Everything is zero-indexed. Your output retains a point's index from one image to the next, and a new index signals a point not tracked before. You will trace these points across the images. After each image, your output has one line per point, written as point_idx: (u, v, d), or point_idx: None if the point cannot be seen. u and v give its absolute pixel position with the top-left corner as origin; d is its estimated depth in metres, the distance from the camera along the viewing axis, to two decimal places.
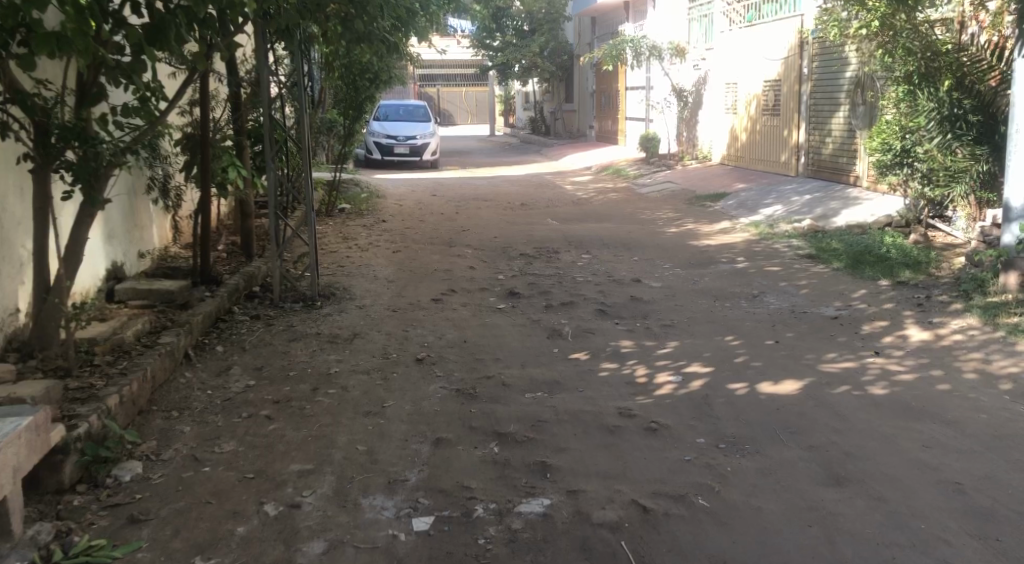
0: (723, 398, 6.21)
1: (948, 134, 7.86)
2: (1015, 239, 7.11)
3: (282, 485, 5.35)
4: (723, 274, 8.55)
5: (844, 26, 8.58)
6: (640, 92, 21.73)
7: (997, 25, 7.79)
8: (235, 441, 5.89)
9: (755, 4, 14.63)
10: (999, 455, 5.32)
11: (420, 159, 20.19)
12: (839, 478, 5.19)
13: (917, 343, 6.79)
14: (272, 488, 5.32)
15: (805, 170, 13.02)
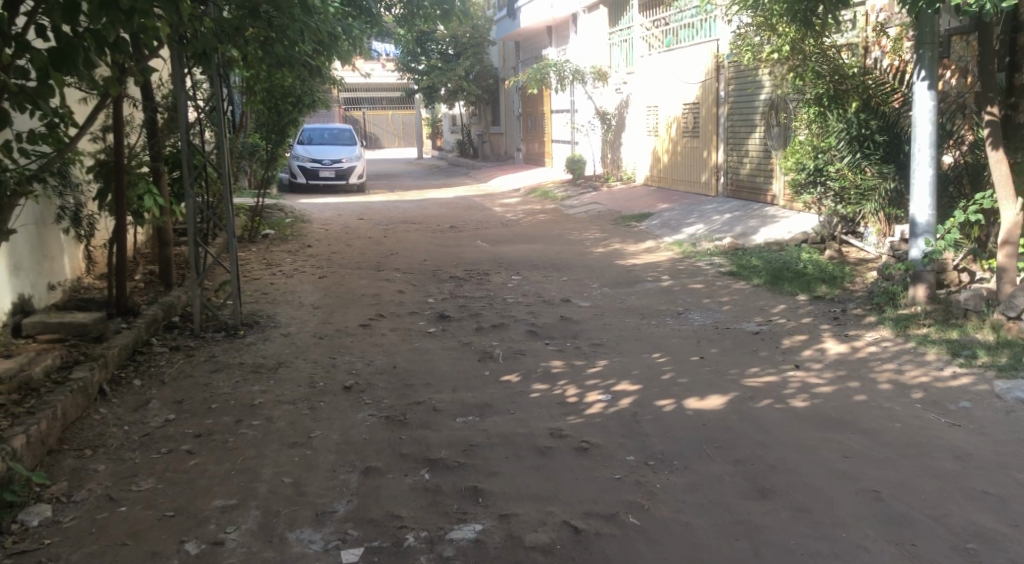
0: (650, 416, 6.30)
1: (857, 154, 8.13)
2: (921, 254, 7.37)
3: (204, 522, 5.18)
4: (649, 292, 8.71)
5: (756, 51, 8.94)
6: (564, 116, 22.10)
7: (898, 50, 8.31)
8: (154, 478, 5.68)
9: (672, 30, 15.01)
10: (911, 462, 5.52)
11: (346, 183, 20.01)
12: (763, 490, 5.31)
13: (835, 356, 7.03)
14: (194, 525, 5.15)
15: (724, 191, 13.40)
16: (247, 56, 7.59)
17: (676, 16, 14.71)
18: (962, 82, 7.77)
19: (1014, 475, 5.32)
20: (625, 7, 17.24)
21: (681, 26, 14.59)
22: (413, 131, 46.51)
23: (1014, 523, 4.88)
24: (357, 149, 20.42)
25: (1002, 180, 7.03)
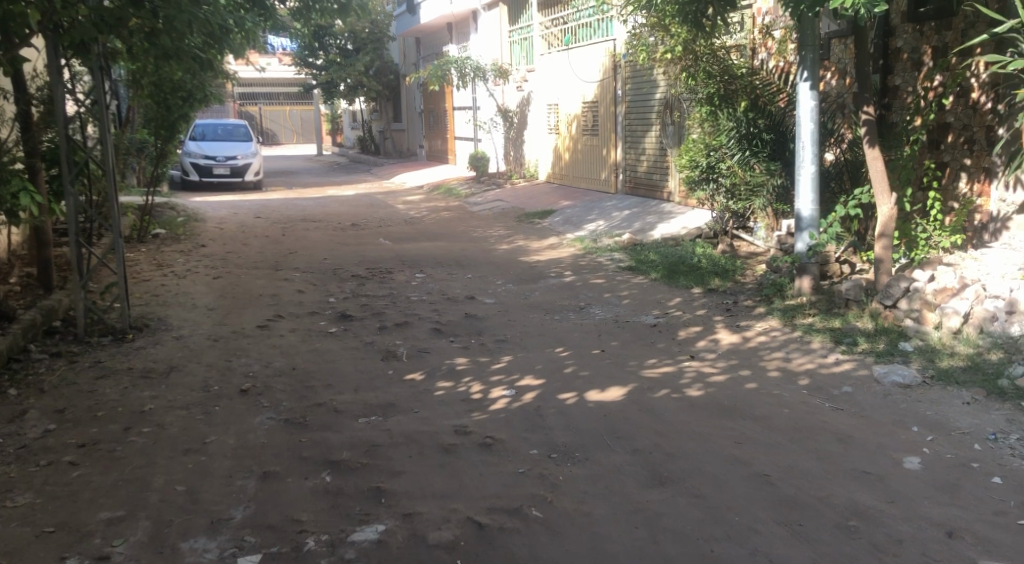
0: (553, 409, 6.38)
1: (746, 152, 8.44)
2: (806, 247, 7.72)
3: (88, 536, 4.95)
4: (552, 288, 8.82)
5: (651, 51, 9.20)
6: (466, 113, 22.03)
7: (783, 52, 8.79)
8: (33, 493, 5.38)
9: (570, 28, 15.24)
10: (798, 445, 5.77)
11: (241, 180, 19.44)
12: (660, 478, 5.46)
13: (728, 346, 7.27)
14: (77, 540, 4.91)
15: (623, 187, 13.69)
16: (131, 48, 7.25)
17: (574, 15, 14.93)
18: (842, 83, 8.30)
19: (892, 454, 5.60)
20: (525, 6, 17.37)
21: (579, 25, 14.85)
22: (313, 126, 45.67)
23: (891, 499, 5.13)
24: (253, 145, 19.85)
25: (878, 176, 7.35)
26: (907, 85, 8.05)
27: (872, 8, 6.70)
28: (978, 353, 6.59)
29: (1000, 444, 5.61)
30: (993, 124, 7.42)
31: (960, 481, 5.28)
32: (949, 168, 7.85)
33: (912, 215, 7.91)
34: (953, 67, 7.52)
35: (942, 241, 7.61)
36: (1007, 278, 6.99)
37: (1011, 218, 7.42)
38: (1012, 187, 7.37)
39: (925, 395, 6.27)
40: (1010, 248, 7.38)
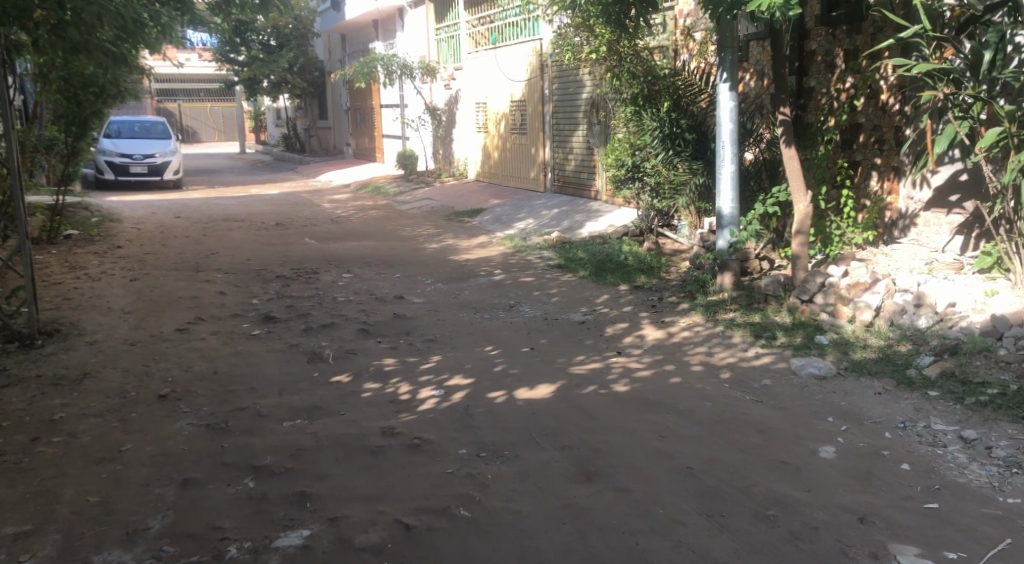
0: (482, 408, 6.22)
1: (669, 151, 8.58)
2: (727, 244, 7.87)
3: None
4: (483, 287, 8.78)
5: (576, 50, 9.34)
6: (393, 110, 21.72)
7: (704, 53, 9.06)
8: None
9: (497, 27, 15.20)
10: (719, 439, 5.60)
11: (161, 179, 18.81)
12: (587, 473, 5.27)
13: (653, 342, 7.27)
14: None
15: (552, 186, 13.79)
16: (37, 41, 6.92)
17: (500, 15, 14.90)
18: (759, 84, 8.72)
19: (809, 444, 5.48)
20: (449, 5, 17.31)
21: (506, 24, 14.80)
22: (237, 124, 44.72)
23: (807, 488, 4.99)
24: (173, 143, 19.23)
25: (793, 174, 7.54)
26: (821, 86, 8.32)
27: (786, 11, 6.54)
28: (888, 345, 6.60)
29: (909, 431, 5.54)
30: (900, 125, 7.73)
31: (872, 468, 5.17)
32: (861, 168, 8.15)
33: (827, 213, 8.13)
34: (864, 69, 7.80)
35: (855, 237, 7.88)
36: (915, 273, 7.30)
37: (918, 216, 7.79)
38: (918, 187, 7.74)
39: (840, 386, 6.21)
40: (918, 244, 7.76)
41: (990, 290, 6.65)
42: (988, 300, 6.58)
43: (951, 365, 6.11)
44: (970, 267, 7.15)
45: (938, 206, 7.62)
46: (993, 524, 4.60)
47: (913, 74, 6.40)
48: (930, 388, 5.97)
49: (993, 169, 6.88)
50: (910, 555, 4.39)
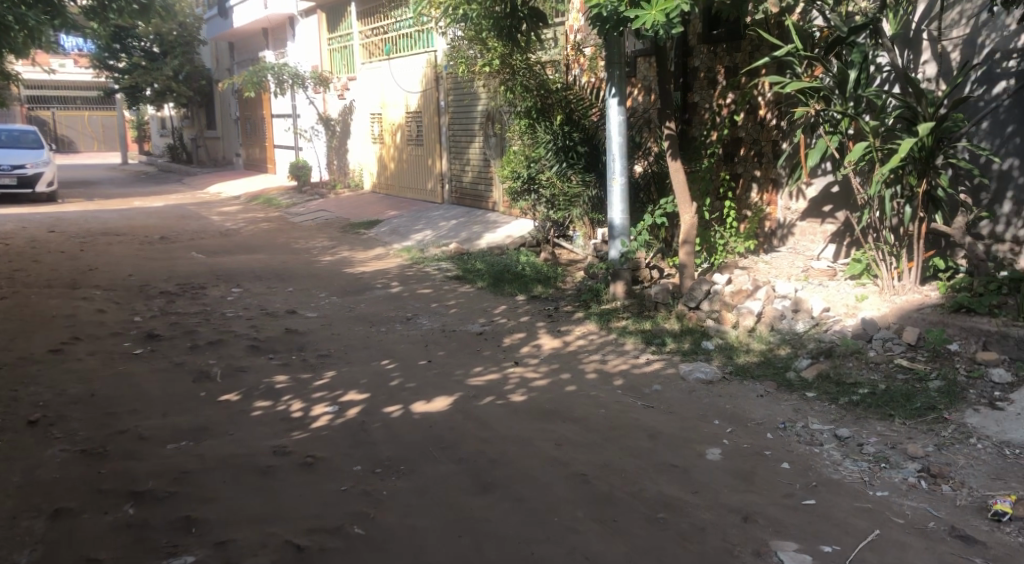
0: (378, 423, 5.90)
1: (562, 163, 8.76)
2: (618, 254, 8.07)
3: None
4: (379, 299, 8.73)
5: (470, 63, 9.46)
6: (284, 121, 21.29)
7: (594, 69, 9.38)
8: None
9: (390, 38, 15.04)
10: (615, 444, 5.56)
11: (32, 191, 17.87)
12: (484, 484, 5.11)
13: (549, 351, 7.25)
14: None
15: (449, 198, 13.84)
16: None
17: (393, 26, 14.75)
18: (646, 99, 9.05)
19: (696, 446, 5.51)
20: (343, 14, 17.08)
21: (400, 36, 14.66)
22: (116, 133, 42.85)
23: (695, 490, 5.02)
24: (44, 153, 18.32)
25: (680, 188, 7.78)
26: (704, 102, 8.65)
27: (670, 31, 6.44)
28: (770, 349, 6.77)
29: (789, 431, 5.64)
30: (778, 140, 8.06)
31: (755, 468, 5.23)
32: (742, 180, 8.48)
33: (711, 223, 8.43)
34: (743, 86, 8.14)
35: (737, 246, 8.21)
36: (792, 280, 7.60)
37: (795, 225, 8.14)
38: (794, 199, 8.10)
39: (725, 389, 6.31)
40: (795, 253, 8.10)
41: (859, 295, 6.99)
42: (857, 305, 6.91)
43: (826, 367, 6.28)
44: (842, 274, 7.47)
45: (813, 217, 7.99)
46: (864, 517, 4.69)
47: (786, 91, 6.61)
48: (807, 389, 6.12)
49: (862, 181, 7.09)
50: (790, 551, 4.46)
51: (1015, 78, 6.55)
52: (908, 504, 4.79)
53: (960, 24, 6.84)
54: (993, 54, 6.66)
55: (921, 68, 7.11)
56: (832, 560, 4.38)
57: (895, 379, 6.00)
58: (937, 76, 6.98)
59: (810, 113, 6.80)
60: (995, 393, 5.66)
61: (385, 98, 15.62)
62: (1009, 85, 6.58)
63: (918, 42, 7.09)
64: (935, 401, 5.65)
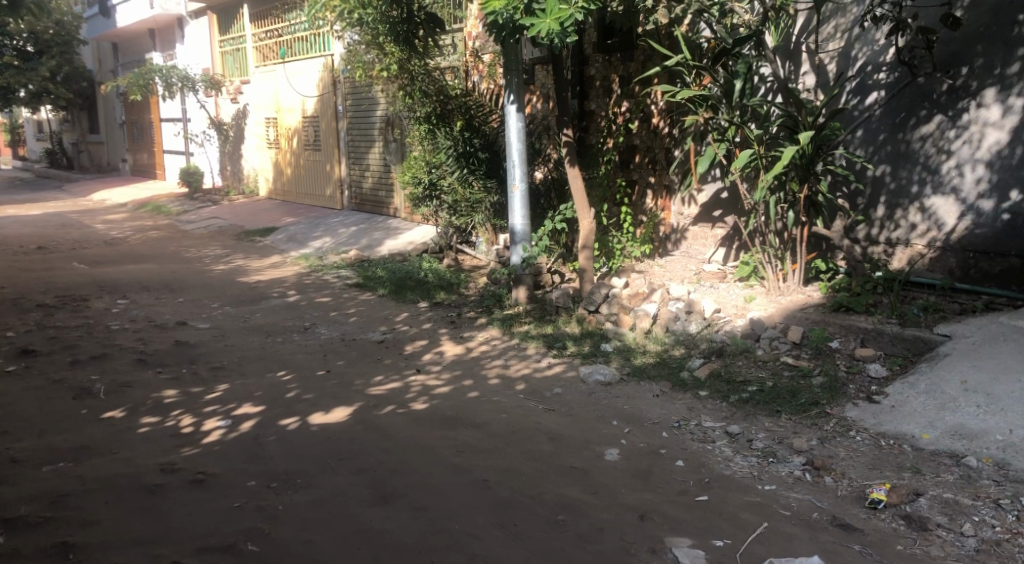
0: (273, 437, 5.82)
1: (464, 169, 8.88)
2: (520, 259, 8.14)
3: None
4: (275, 308, 8.62)
5: (367, 67, 9.45)
6: (174, 125, 20.75)
7: (493, 76, 9.50)
8: None
9: (285, 41, 14.92)
10: (516, 449, 5.62)
11: None
12: (383, 494, 5.09)
13: (451, 358, 7.26)
14: None
15: (349, 204, 13.75)
16: None
17: (287, 28, 14.54)
18: (544, 106, 9.27)
19: (595, 448, 5.62)
20: (235, 16, 16.78)
21: (294, 39, 14.55)
22: None
23: (594, 491, 5.11)
24: None
25: (577, 194, 7.89)
26: (600, 109, 8.86)
27: (564, 39, 6.56)
28: (665, 349, 6.95)
29: (683, 430, 5.80)
30: (670, 147, 8.29)
31: (651, 467, 5.37)
32: (637, 186, 8.70)
33: (608, 229, 8.60)
34: (636, 94, 8.37)
35: (635, 250, 8.38)
36: (685, 282, 7.82)
37: (687, 229, 8.37)
38: (687, 204, 8.34)
39: (623, 390, 6.45)
40: (688, 257, 8.34)
41: (747, 296, 7.28)
42: (746, 305, 7.19)
43: (717, 366, 6.48)
44: (732, 276, 7.74)
45: (704, 221, 8.23)
46: (753, 510, 4.86)
47: (676, 100, 6.84)
48: (700, 388, 6.30)
49: (749, 187, 7.37)
50: (683, 547, 4.58)
51: (885, 89, 6.92)
52: (793, 496, 4.98)
53: (835, 37, 7.18)
54: (865, 66, 7.02)
55: (801, 79, 7.42)
56: (723, 554, 4.53)
57: (781, 376, 6.24)
58: (816, 86, 7.30)
59: (700, 121, 7.03)
60: (872, 387, 5.94)
61: (280, 101, 15.37)
62: (880, 96, 6.95)
63: (798, 54, 7.40)
64: (819, 396, 5.90)
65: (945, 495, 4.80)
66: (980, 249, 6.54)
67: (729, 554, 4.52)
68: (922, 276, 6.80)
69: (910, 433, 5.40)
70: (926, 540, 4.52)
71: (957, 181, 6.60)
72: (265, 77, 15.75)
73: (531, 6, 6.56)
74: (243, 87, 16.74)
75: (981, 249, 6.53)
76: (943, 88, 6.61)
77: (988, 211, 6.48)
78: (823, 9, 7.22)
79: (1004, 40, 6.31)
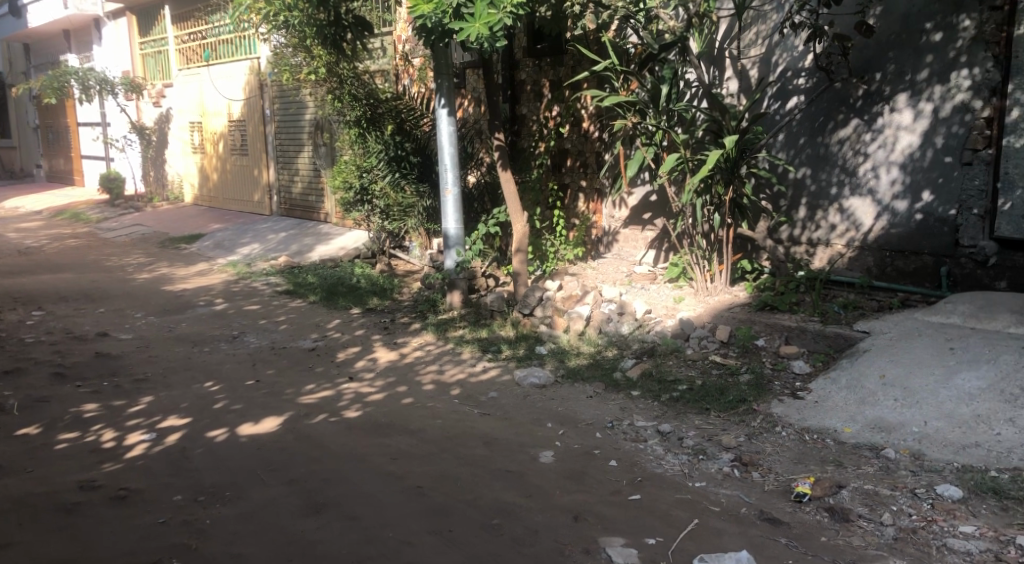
0: (200, 449, 5.74)
1: (396, 173, 8.90)
2: (454, 263, 8.17)
3: None
4: (201, 318, 8.49)
5: (294, 70, 9.41)
6: (93, 130, 20.27)
7: (424, 79, 9.50)
8: None
9: (210, 44, 14.70)
10: (450, 454, 5.63)
11: None
12: (315, 505, 5.06)
13: (385, 364, 7.25)
14: None
15: (278, 209, 13.63)
16: None
17: (211, 31, 14.33)
18: (476, 110, 9.38)
19: (529, 451, 5.66)
20: (157, 18, 16.49)
21: (219, 41, 14.36)
22: None
23: (529, 494, 5.15)
24: None
25: (509, 195, 7.95)
26: (532, 114, 8.95)
27: (493, 44, 6.60)
28: (598, 351, 7.03)
29: (616, 430, 5.88)
30: (601, 151, 8.41)
31: (585, 468, 5.43)
32: (570, 190, 8.81)
33: (542, 232, 8.57)
34: (567, 99, 8.47)
35: (567, 253, 8.44)
36: (617, 284, 7.92)
37: (618, 232, 8.50)
38: (618, 207, 8.46)
39: (557, 392, 6.50)
40: (620, 259, 8.46)
41: (677, 296, 7.42)
42: (676, 305, 7.32)
43: (649, 366, 6.58)
44: (662, 277, 7.86)
45: (634, 224, 8.36)
46: (683, 508, 4.95)
47: (605, 104, 6.93)
48: (632, 388, 6.40)
49: (676, 189, 7.50)
50: (617, 546, 4.64)
51: (805, 94, 7.11)
52: (722, 492, 5.09)
53: (757, 44, 7.37)
54: (785, 72, 7.21)
55: (725, 84, 7.60)
56: (655, 551, 4.60)
57: (710, 375, 6.37)
58: (738, 91, 7.49)
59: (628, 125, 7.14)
60: (796, 383, 6.12)
61: (205, 105, 15.14)
62: (800, 101, 7.14)
63: (722, 60, 7.59)
64: (746, 393, 6.05)
65: (865, 487, 4.96)
66: (896, 248, 6.78)
67: (661, 551, 4.59)
68: (842, 274, 7.02)
69: (832, 427, 5.56)
70: (849, 530, 4.66)
71: (873, 183, 6.82)
72: (189, 80, 15.50)
73: (459, 10, 6.59)
74: (165, 90, 16.43)
75: (897, 248, 6.77)
76: (858, 93, 6.82)
77: (902, 211, 6.70)
78: (744, 16, 7.40)
79: (914, 47, 6.53)
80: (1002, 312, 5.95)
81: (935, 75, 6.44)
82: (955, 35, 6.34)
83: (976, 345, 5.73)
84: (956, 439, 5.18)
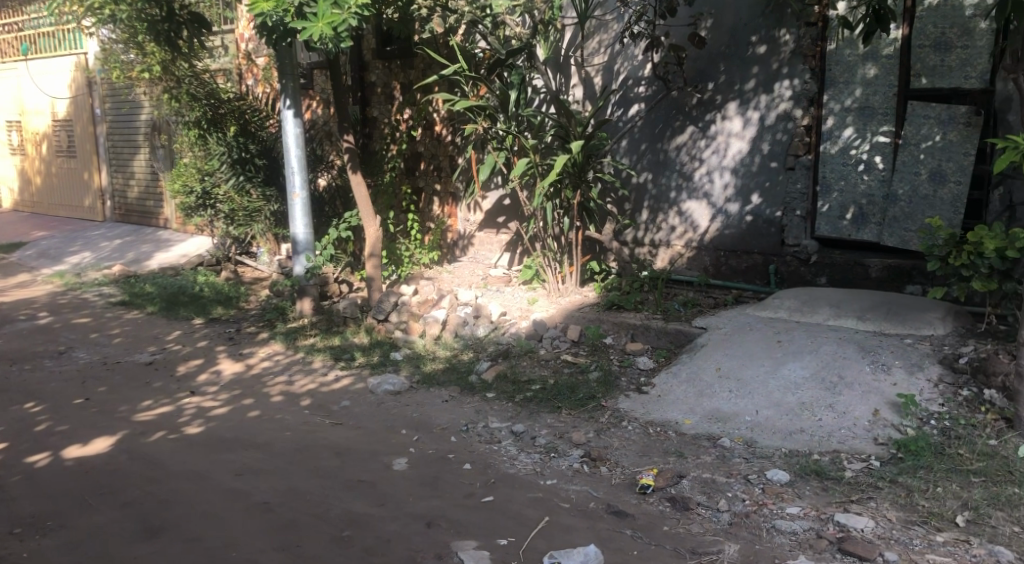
0: (19, 476, 5.46)
1: (240, 176, 8.73)
2: (303, 270, 8.00)
3: None
4: (23, 333, 8.05)
5: (126, 68, 9.21)
6: None
7: (269, 78, 9.55)
8: None
9: (25, 36, 13.76)
10: (299, 467, 5.56)
11: None
12: (151, 528, 4.90)
13: (230, 376, 7.07)
14: None
15: (113, 215, 13.09)
16: None
17: (26, 24, 13.46)
18: (325, 112, 9.35)
19: (382, 459, 5.66)
20: None
21: (37, 35, 13.53)
22: None
23: (380, 503, 5.15)
24: None
25: (362, 200, 7.91)
26: (383, 117, 8.98)
27: (338, 44, 6.54)
28: (454, 354, 7.08)
29: (470, 433, 5.95)
30: (455, 154, 8.50)
31: (438, 473, 5.47)
32: (424, 194, 8.86)
33: (396, 237, 8.61)
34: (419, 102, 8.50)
35: (422, 257, 8.47)
36: (473, 287, 8.00)
37: (473, 235, 8.59)
38: (472, 211, 8.55)
39: (412, 398, 6.52)
40: (475, 262, 8.54)
41: (530, 299, 7.56)
42: (529, 307, 7.46)
43: (503, 368, 6.69)
44: (516, 280, 8.01)
45: (489, 227, 8.47)
46: (535, 507, 5.06)
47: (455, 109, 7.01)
48: (487, 390, 6.48)
49: (528, 194, 7.64)
50: (469, 550, 4.70)
51: (645, 101, 7.41)
52: (572, 489, 5.23)
53: (600, 52, 7.62)
54: (626, 80, 7.49)
55: (572, 90, 7.84)
56: (505, 552, 4.67)
57: (562, 373, 6.54)
58: (584, 98, 7.74)
59: (479, 130, 7.25)
60: (641, 378, 6.39)
61: (24, 103, 14.31)
62: (641, 109, 7.43)
63: (568, 67, 7.81)
64: (595, 390, 6.24)
65: (703, 476, 5.19)
66: (730, 248, 7.13)
67: (511, 552, 4.68)
68: (682, 273, 7.33)
69: (674, 420, 5.81)
70: (689, 519, 4.87)
71: (708, 187, 7.15)
72: (4, 75, 14.59)
73: (301, 10, 6.50)
74: None
75: (731, 248, 7.12)
76: (693, 102, 7.14)
77: (734, 213, 7.06)
78: (587, 25, 7.64)
79: (742, 58, 6.88)
80: (823, 305, 6.36)
81: (761, 85, 6.82)
82: (777, 48, 6.72)
83: (800, 337, 6.11)
84: (783, 427, 5.50)
